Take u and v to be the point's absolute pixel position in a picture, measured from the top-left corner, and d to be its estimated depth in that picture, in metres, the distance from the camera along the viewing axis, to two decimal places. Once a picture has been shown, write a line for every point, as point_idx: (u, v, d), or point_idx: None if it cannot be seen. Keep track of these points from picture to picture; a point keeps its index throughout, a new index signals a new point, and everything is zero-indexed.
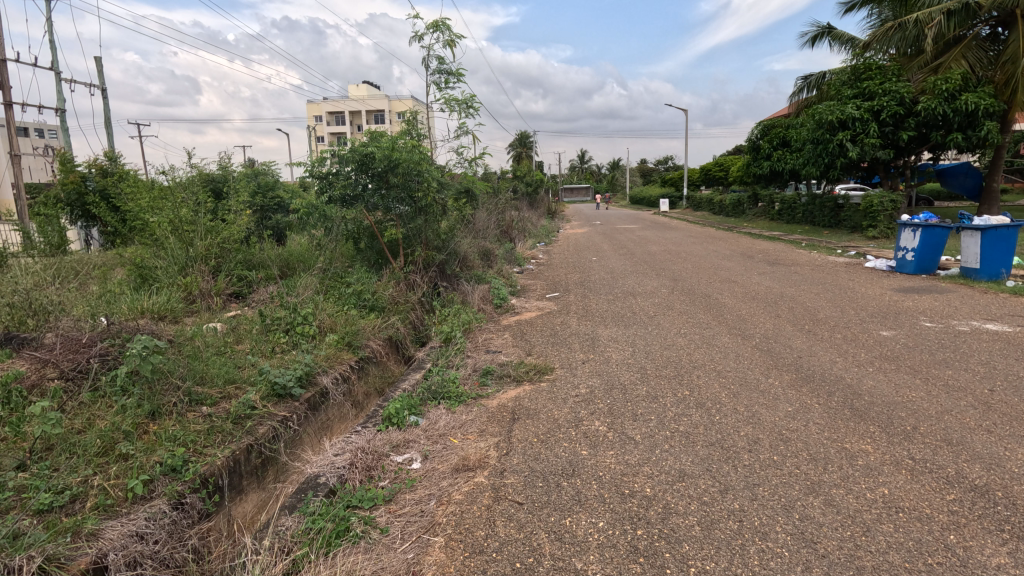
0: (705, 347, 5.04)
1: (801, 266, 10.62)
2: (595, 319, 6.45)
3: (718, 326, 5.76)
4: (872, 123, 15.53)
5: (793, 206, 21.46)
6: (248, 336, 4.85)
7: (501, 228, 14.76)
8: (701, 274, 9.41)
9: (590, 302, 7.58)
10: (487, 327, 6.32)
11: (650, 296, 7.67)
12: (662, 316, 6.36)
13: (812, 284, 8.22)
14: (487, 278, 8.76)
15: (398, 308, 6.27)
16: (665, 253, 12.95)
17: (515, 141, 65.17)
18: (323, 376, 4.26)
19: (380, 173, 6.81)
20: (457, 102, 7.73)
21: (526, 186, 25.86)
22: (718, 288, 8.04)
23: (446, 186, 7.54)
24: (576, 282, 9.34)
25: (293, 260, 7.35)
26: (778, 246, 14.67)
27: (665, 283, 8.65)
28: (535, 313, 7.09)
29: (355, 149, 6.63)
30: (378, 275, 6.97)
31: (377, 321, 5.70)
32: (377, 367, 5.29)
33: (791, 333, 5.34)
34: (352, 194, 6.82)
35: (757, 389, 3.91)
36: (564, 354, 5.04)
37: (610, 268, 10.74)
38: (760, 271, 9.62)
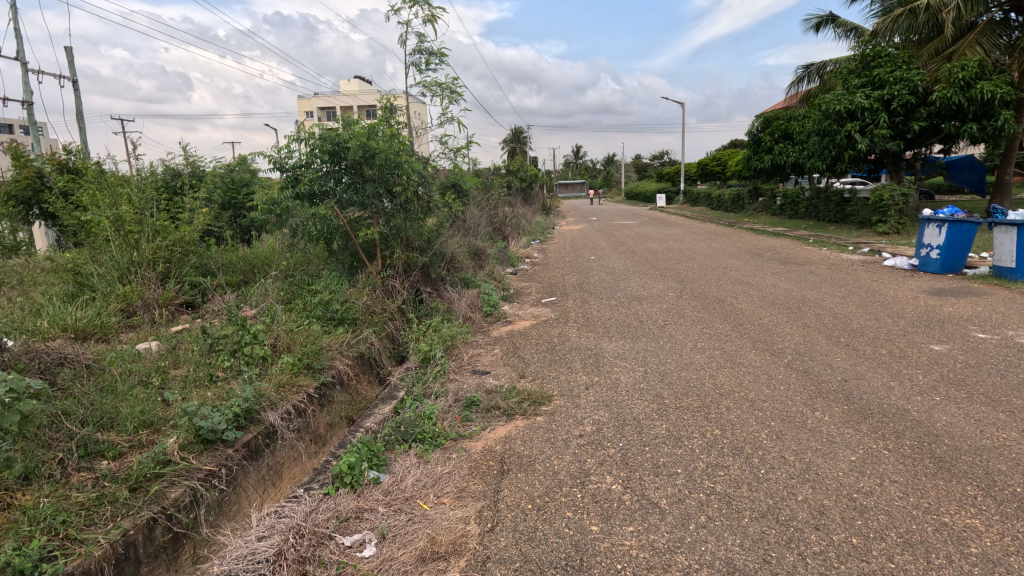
0: (728, 367, 4.29)
1: (816, 264, 9.88)
2: (598, 330, 5.69)
3: (739, 339, 5.01)
4: (883, 113, 14.82)
5: (796, 201, 20.76)
6: (187, 359, 4.06)
7: (493, 225, 13.96)
8: (710, 275, 8.66)
9: (590, 309, 6.82)
10: (474, 340, 5.55)
11: (657, 301, 6.91)
12: (673, 326, 5.61)
13: (834, 286, 7.49)
14: (477, 281, 7.98)
15: (373, 320, 5.50)
16: (667, 251, 12.20)
17: (510, 137, 64.22)
18: (271, 412, 3.47)
19: (354, 164, 6.00)
20: (440, 86, 6.93)
21: (520, 181, 25.03)
22: (731, 291, 7.28)
23: (429, 179, 6.75)
24: (575, 285, 8.57)
25: (258, 263, 6.55)
26: (786, 242, 13.97)
27: (672, 286, 7.89)
28: (529, 322, 6.32)
29: (325, 137, 5.80)
30: (352, 281, 6.18)
31: (346, 337, 4.92)
32: (344, 392, 4.52)
33: (827, 348, 4.59)
34: (323, 189, 5.99)
35: (804, 427, 3.16)
36: (564, 376, 4.28)
37: (610, 268, 9.98)
38: (773, 271, 8.89)
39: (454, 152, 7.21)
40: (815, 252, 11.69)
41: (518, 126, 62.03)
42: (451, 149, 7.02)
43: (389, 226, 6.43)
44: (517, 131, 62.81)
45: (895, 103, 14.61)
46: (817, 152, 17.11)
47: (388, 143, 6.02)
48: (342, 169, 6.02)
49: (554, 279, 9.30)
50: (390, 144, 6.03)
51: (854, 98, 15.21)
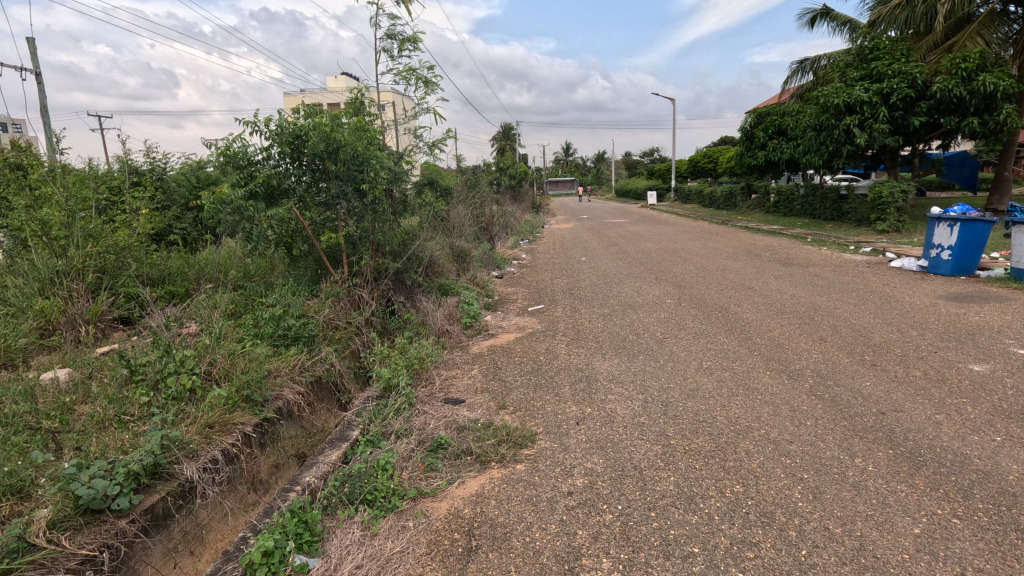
0: (741, 394, 3.69)
1: (819, 266, 9.33)
2: (590, 345, 5.08)
3: (750, 357, 4.43)
4: (883, 107, 14.36)
5: (791, 198, 20.30)
6: (98, 391, 3.38)
7: (480, 224, 13.31)
8: (709, 279, 8.09)
9: (580, 319, 6.21)
10: (451, 359, 4.91)
11: (654, 310, 6.32)
12: (674, 341, 5.01)
13: (843, 291, 6.93)
14: (458, 288, 7.34)
15: (334, 339, 4.84)
16: (661, 252, 11.61)
17: (500, 134, 63.45)
18: (189, 464, 2.81)
19: (317, 159, 5.33)
20: (414, 75, 6.28)
21: (510, 179, 24.37)
22: (734, 298, 6.70)
23: (402, 176, 6.10)
24: (564, 290, 7.96)
25: (212, 270, 5.86)
26: (783, 242, 13.44)
27: (669, 292, 7.30)
28: (514, 335, 5.69)
29: (283, 128, 5.13)
30: (315, 291, 5.52)
31: (301, 358, 4.26)
32: (295, 425, 3.87)
33: (851, 369, 4.01)
34: (282, 186, 5.30)
35: (846, 480, 2.56)
36: (551, 407, 3.66)
37: (602, 271, 9.37)
38: (776, 274, 8.34)
39: (432, 147, 6.56)
40: (816, 252, 11.16)
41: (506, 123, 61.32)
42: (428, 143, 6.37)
43: (357, 229, 5.76)
44: (508, 128, 62.15)
45: (895, 97, 14.15)
46: (813, 148, 16.61)
47: (357, 135, 5.37)
48: (303, 164, 5.34)
49: (542, 283, 8.68)
50: (359, 137, 5.38)
51: (853, 92, 14.73)
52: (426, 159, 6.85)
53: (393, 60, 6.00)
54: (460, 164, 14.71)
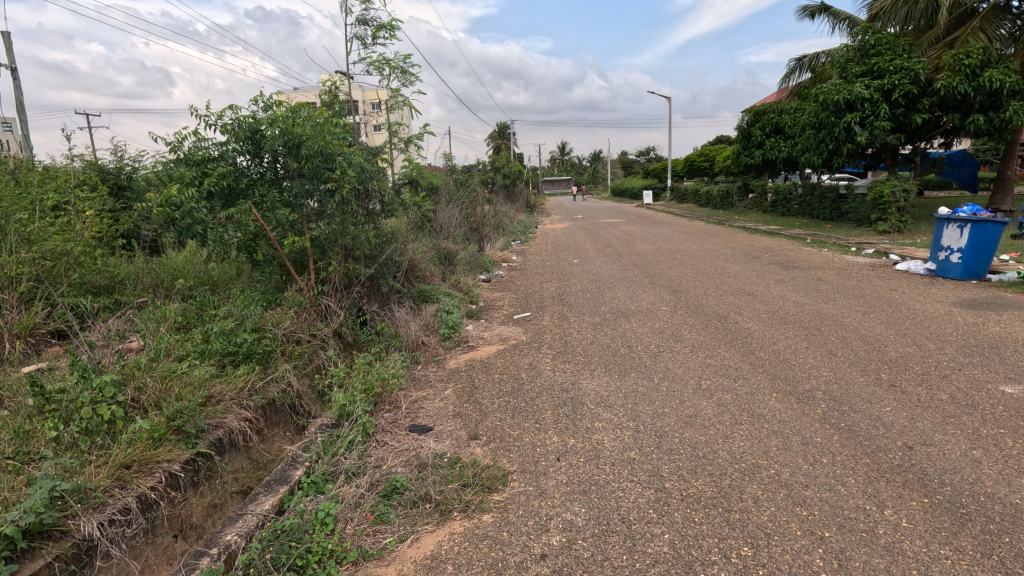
0: (746, 422, 3.23)
1: (822, 269, 8.91)
2: (577, 360, 4.63)
3: (754, 376, 3.98)
4: (884, 104, 13.97)
5: (789, 198, 19.91)
6: (0, 424, 2.90)
7: (470, 225, 12.83)
8: (707, 283, 7.67)
9: (568, 328, 5.75)
10: (424, 377, 4.46)
11: (647, 319, 5.87)
12: (669, 355, 4.57)
13: (850, 297, 6.52)
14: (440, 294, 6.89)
15: (295, 354, 4.38)
16: (657, 254, 11.18)
17: (495, 134, 62.94)
18: (88, 519, 2.36)
19: (279, 156, 4.86)
20: (388, 64, 5.83)
21: (503, 178, 23.86)
22: (734, 305, 6.26)
23: (375, 174, 5.63)
24: (554, 296, 7.51)
25: (168, 277, 5.37)
26: (782, 243, 13.01)
27: (665, 298, 6.86)
28: (495, 348, 5.24)
29: (241, 122, 4.65)
30: (278, 300, 5.05)
31: (252, 378, 3.80)
32: (240, 457, 3.42)
33: (868, 392, 3.57)
34: (241, 185, 4.83)
35: (878, 542, 2.11)
36: (530, 438, 3.22)
37: (595, 275, 8.92)
38: (777, 278, 7.92)
39: (410, 143, 6.11)
40: (817, 254, 10.74)
41: (501, 123, 61.11)
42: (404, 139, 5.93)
43: (326, 231, 5.29)
44: (504, 128, 61.59)
45: (897, 93, 13.77)
46: (812, 146, 16.21)
47: (323, 129, 4.91)
48: (264, 162, 4.86)
49: (531, 288, 8.24)
50: (325, 131, 4.92)
51: (854, 88, 14.34)
52: (405, 156, 6.39)
53: (364, 49, 5.53)
54: (449, 162, 14.21)
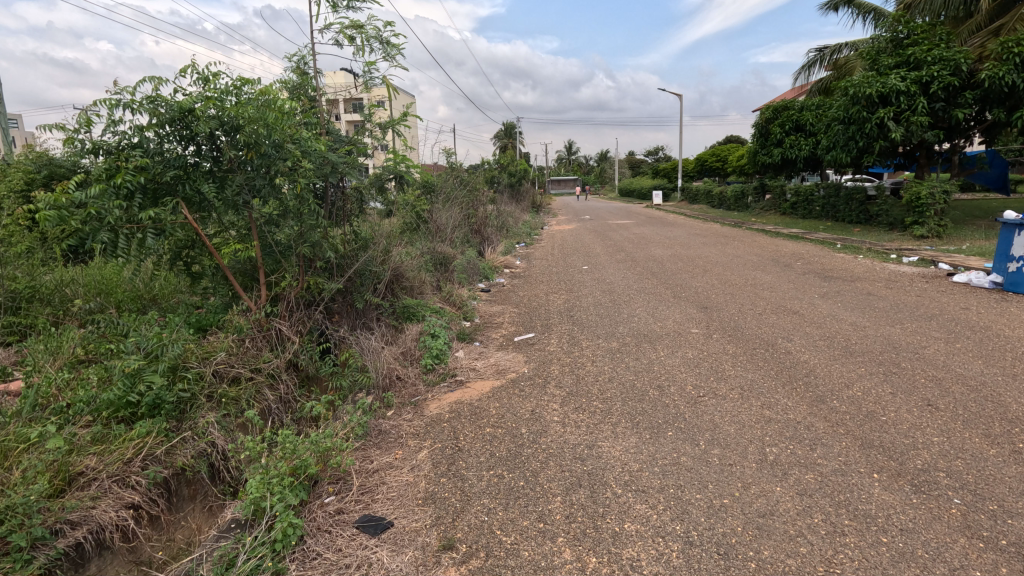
0: (851, 533, 2.18)
1: (869, 280, 7.81)
2: (592, 407, 3.59)
3: (836, 441, 2.93)
4: (922, 97, 12.84)
5: (810, 199, 18.76)
6: None
7: (471, 226, 11.81)
8: (740, 297, 6.62)
9: (579, 357, 4.70)
10: (394, 432, 3.42)
11: (677, 346, 4.81)
12: (714, 404, 3.52)
13: (917, 318, 5.45)
14: (427, 311, 5.85)
15: (225, 399, 3.36)
16: (675, 260, 10.12)
17: (501, 133, 61.92)
18: None
19: (216, 142, 3.84)
20: (361, 33, 4.82)
21: (508, 177, 22.82)
22: (780, 328, 5.21)
23: (343, 166, 4.60)
24: (562, 311, 6.47)
25: (86, 294, 4.34)
26: (811, 249, 11.90)
27: (693, 317, 5.80)
28: (489, 385, 4.19)
29: (166, 99, 3.64)
30: (218, 325, 4.03)
31: (150, 441, 2.79)
32: (117, 563, 2.42)
33: (1012, 475, 2.51)
34: (168, 180, 3.82)
35: None
36: (532, 550, 2.19)
37: (608, 285, 7.86)
38: (822, 292, 6.85)
39: (389, 130, 5.09)
40: (856, 263, 9.63)
41: (507, 123, 60.33)
42: (379, 124, 4.91)
43: (280, 238, 4.25)
44: (510, 126, 60.61)
45: (936, 86, 12.66)
46: (840, 144, 15.06)
47: (272, 109, 3.88)
48: (196, 150, 3.84)
49: (536, 300, 7.20)
50: (275, 112, 3.89)
51: (888, 80, 13.21)
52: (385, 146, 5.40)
53: (331, 11, 4.52)
54: (449, 159, 13.19)
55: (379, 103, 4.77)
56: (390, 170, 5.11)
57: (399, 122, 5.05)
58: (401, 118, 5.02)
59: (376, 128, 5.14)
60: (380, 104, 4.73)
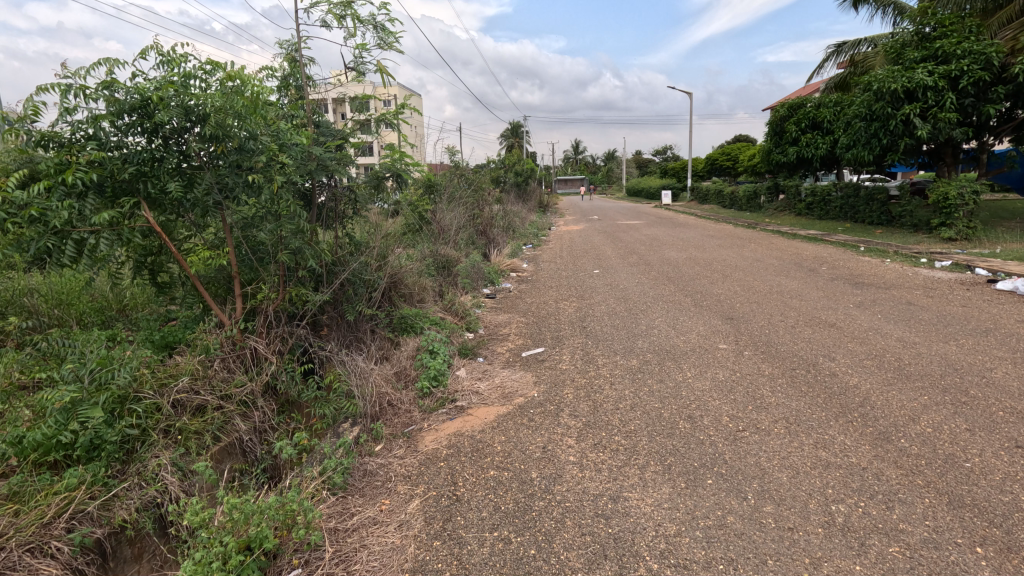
0: None
1: (905, 287, 7.24)
2: (614, 444, 3.07)
3: (916, 498, 2.40)
4: (950, 93, 12.21)
5: (828, 199, 18.13)
6: None
7: (476, 227, 11.30)
8: (768, 307, 6.09)
9: (596, 377, 4.18)
10: (382, 474, 2.92)
11: (705, 366, 4.28)
12: (757, 442, 3.00)
13: (972, 333, 4.89)
14: (427, 321, 5.35)
15: (185, 434, 2.90)
16: (692, 264, 9.59)
17: (508, 132, 61.45)
18: None
19: (182, 135, 3.35)
20: (353, 13, 4.31)
21: (515, 176, 22.37)
22: (819, 344, 4.67)
23: (330, 163, 4.10)
24: (573, 321, 5.95)
25: (43, 305, 3.87)
26: (834, 252, 11.32)
27: (719, 330, 5.26)
28: (493, 412, 3.67)
29: (125, 86, 3.17)
30: (186, 343, 3.55)
31: (80, 495, 2.30)
32: None
33: None
34: (126, 177, 3.33)
35: None
36: None
37: (623, 291, 7.34)
38: (857, 301, 6.30)
39: (382, 123, 4.58)
40: (885, 268, 9.04)
41: (514, 123, 60.02)
42: (371, 116, 4.40)
43: (256, 246, 3.75)
44: (516, 125, 60.28)
45: (966, 81, 12.03)
46: (862, 142, 14.44)
47: (244, 96, 3.38)
48: (159, 143, 3.35)
49: (545, 308, 6.69)
50: (249, 100, 3.39)
51: (914, 75, 12.57)
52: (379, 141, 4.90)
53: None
54: (454, 157, 12.72)
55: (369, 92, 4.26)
56: (384, 168, 4.61)
57: (393, 114, 4.54)
58: (395, 110, 4.50)
59: (369, 122, 4.64)
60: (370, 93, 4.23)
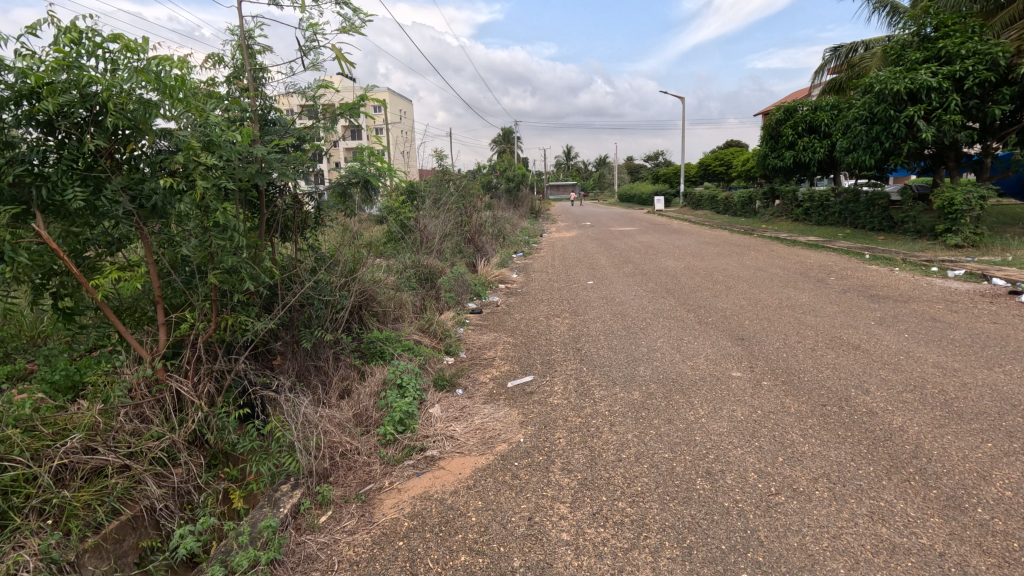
0: None
1: (924, 300, 6.70)
2: (618, 515, 2.47)
3: None
4: (955, 95, 11.78)
5: (826, 205, 17.69)
6: None
7: (463, 236, 10.68)
8: (781, 325, 5.51)
9: (593, 416, 3.56)
10: (322, 562, 2.29)
11: (719, 401, 3.69)
12: (797, 512, 2.40)
13: (1016, 357, 4.33)
14: (400, 345, 4.72)
15: (68, 512, 2.33)
16: (692, 274, 9.03)
17: (500, 138, 61.06)
18: None
19: (88, 129, 2.66)
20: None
21: (506, 182, 21.86)
22: (847, 372, 4.08)
23: (277, 166, 3.45)
24: (566, 343, 5.34)
25: None
26: (838, 260, 10.83)
27: (730, 354, 4.67)
28: (469, 466, 3.03)
29: (10, 67, 2.49)
30: (93, 386, 2.91)
31: None
32: None
33: None
34: (17, 181, 2.61)
35: None
36: None
37: (620, 306, 6.75)
38: (876, 318, 5.74)
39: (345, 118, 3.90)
40: (896, 278, 8.52)
41: (506, 129, 59.75)
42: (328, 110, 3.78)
43: (182, 268, 3.08)
44: (508, 131, 59.94)
45: (971, 82, 11.60)
46: (862, 146, 14.00)
47: (158, 80, 2.75)
48: (60, 140, 2.66)
49: (535, 326, 6.08)
50: (165, 85, 2.75)
51: (917, 76, 12.12)
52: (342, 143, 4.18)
53: None
54: (440, 162, 12.14)
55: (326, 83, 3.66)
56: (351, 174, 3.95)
57: (353, 106, 3.94)
58: (354, 102, 3.90)
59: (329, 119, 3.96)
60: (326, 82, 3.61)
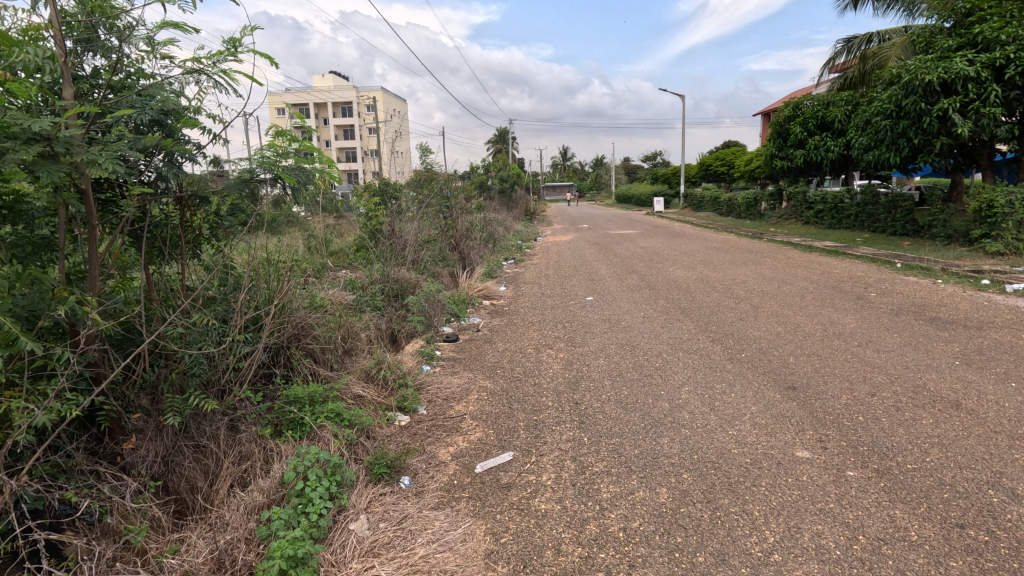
0: None
1: (1002, 326, 5.43)
2: None
3: None
4: (994, 85, 10.57)
5: (840, 207, 16.50)
6: None
7: (445, 242, 9.41)
8: (836, 367, 4.25)
9: (599, 545, 2.28)
10: None
11: (793, 513, 2.42)
12: None
13: None
14: (331, 399, 3.46)
15: None
16: (707, 289, 7.77)
17: (495, 138, 59.84)
18: None
19: None
20: None
21: (500, 181, 20.65)
22: (965, 457, 2.81)
23: (87, 152, 2.13)
24: (558, 391, 4.06)
25: None
26: (868, 270, 9.59)
27: (785, 417, 3.40)
28: None
29: None
30: None
31: None
32: None
33: None
34: None
35: None
36: None
37: (627, 333, 5.49)
38: (958, 355, 4.47)
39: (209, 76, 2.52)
40: (947, 294, 7.26)
41: (501, 129, 58.70)
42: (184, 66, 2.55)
43: None
44: (503, 131, 58.90)
45: (1013, 71, 10.39)
46: (885, 143, 12.79)
47: None
48: None
49: (521, 362, 4.81)
50: None
51: (952, 65, 10.91)
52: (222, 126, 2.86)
53: None
54: (422, 160, 10.89)
55: (175, 24, 2.41)
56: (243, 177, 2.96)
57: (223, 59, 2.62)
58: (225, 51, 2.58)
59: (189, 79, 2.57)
60: (172, 22, 2.37)
